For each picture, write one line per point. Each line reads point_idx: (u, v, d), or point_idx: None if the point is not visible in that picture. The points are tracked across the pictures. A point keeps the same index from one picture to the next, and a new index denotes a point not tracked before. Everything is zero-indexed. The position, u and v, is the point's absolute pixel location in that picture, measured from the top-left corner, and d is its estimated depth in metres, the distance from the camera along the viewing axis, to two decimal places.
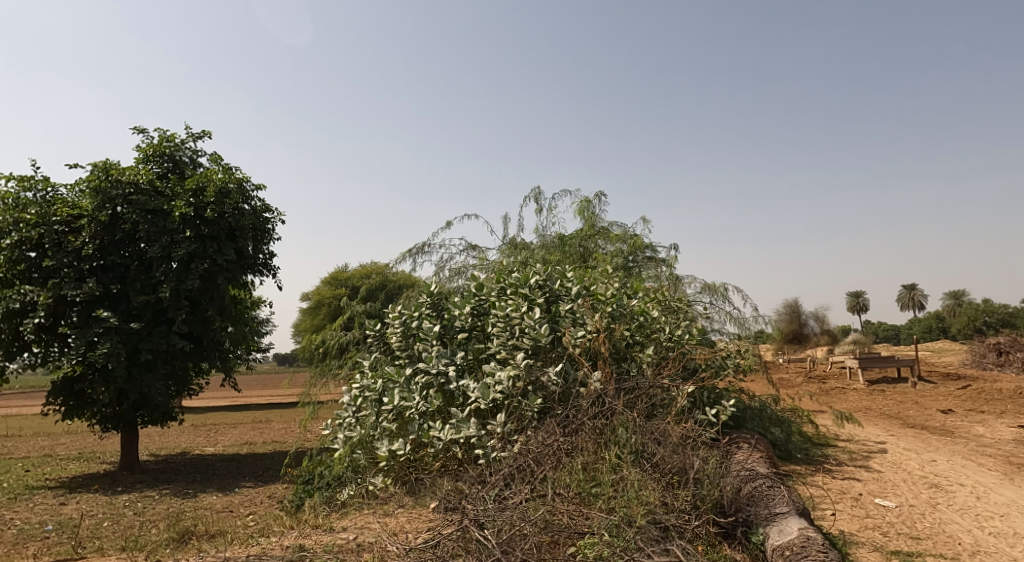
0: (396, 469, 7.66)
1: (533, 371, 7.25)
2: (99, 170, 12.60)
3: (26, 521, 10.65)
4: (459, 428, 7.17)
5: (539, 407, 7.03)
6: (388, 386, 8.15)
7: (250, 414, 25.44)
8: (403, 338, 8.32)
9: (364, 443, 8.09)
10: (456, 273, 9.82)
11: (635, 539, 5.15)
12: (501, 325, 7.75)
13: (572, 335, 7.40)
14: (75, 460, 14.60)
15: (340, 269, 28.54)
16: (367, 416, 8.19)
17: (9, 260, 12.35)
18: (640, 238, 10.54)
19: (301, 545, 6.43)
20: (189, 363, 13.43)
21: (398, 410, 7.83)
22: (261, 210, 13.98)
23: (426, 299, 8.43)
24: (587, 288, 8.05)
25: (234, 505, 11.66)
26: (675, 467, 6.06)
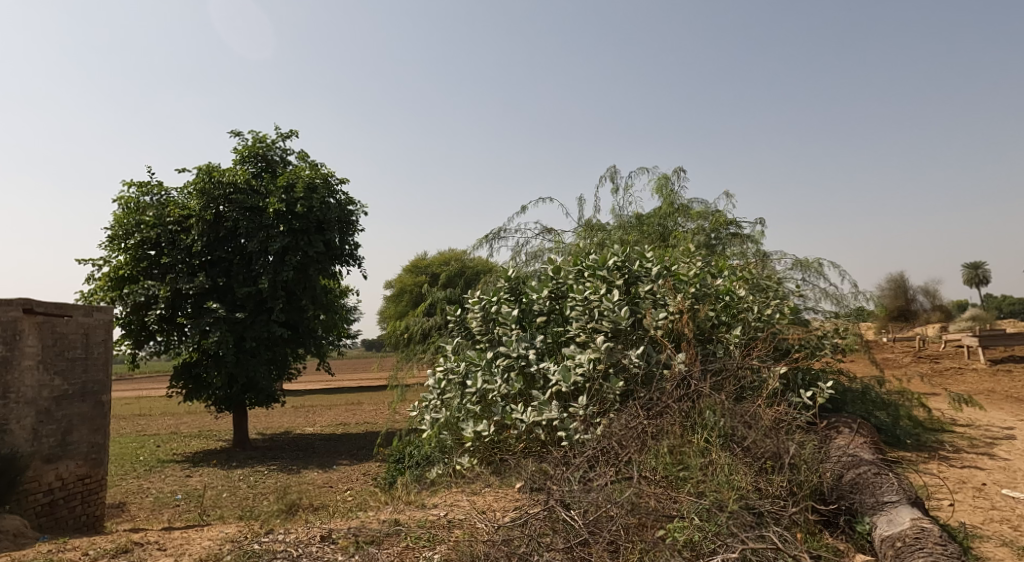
0: (481, 449, 8.31)
1: (614, 354, 7.63)
2: (203, 173, 13.89)
3: (160, 490, 12.01)
4: (542, 410, 7.72)
5: (621, 390, 7.40)
6: (470, 369, 8.74)
7: (344, 397, 26.95)
8: (483, 323, 8.93)
9: (450, 424, 8.79)
10: (534, 256, 10.35)
11: (727, 524, 5.20)
12: (580, 309, 8.19)
13: (655, 318, 7.72)
14: (196, 437, 16.12)
15: (418, 256, 29.69)
16: (452, 398, 8.84)
17: (132, 259, 13.70)
18: (722, 214, 10.70)
19: (397, 520, 7.01)
20: (288, 349, 14.61)
21: (482, 393, 8.46)
22: (345, 203, 14.92)
23: (504, 284, 8.98)
24: (668, 269, 8.39)
25: (334, 481, 12.70)
26: (768, 451, 5.99)
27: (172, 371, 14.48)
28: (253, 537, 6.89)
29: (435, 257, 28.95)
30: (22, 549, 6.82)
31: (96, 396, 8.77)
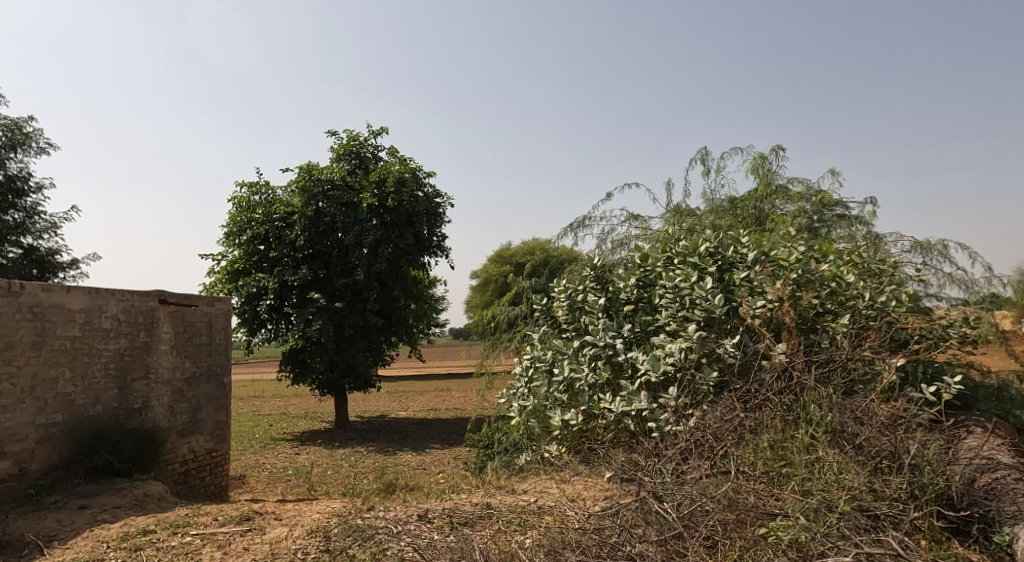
0: (569, 437, 8.41)
1: (708, 344, 7.12)
2: (304, 172, 14.85)
3: (273, 465, 13.09)
4: (631, 400, 7.53)
5: (715, 380, 6.95)
6: (557, 357, 8.94)
7: (434, 383, 28.00)
8: (569, 311, 9.04)
9: (537, 412, 8.96)
10: (620, 244, 10.61)
11: (838, 526, 4.42)
12: (670, 297, 7.67)
13: (751, 305, 7.01)
14: (302, 417, 17.35)
15: (504, 246, 30.24)
16: (540, 386, 9.03)
17: (245, 254, 14.85)
18: (827, 194, 10.19)
19: (489, 504, 6.81)
20: (383, 337, 15.49)
21: (569, 381, 8.62)
22: (433, 196, 15.52)
23: (590, 272, 8.97)
24: (766, 254, 7.54)
25: (427, 463, 13.43)
26: (883, 450, 5.11)
27: (281, 357, 15.57)
28: (356, 513, 6.80)
29: (519, 246, 29.50)
30: (168, 512, 6.85)
31: (219, 378, 9.70)
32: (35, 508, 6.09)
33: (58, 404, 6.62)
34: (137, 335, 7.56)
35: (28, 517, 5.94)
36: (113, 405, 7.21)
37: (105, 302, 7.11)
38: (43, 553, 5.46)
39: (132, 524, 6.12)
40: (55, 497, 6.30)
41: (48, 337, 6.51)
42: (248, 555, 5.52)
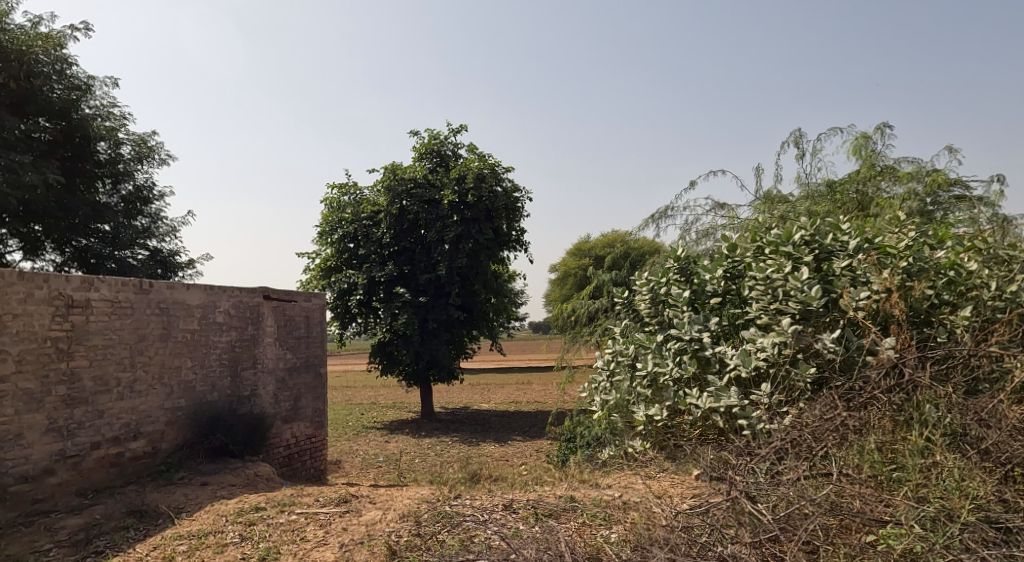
0: (654, 434, 7.11)
1: (804, 338, 5.88)
2: (389, 172, 15.51)
3: (366, 452, 13.79)
4: (719, 396, 6.30)
5: (813, 377, 5.78)
6: (640, 352, 7.46)
7: (514, 376, 28.51)
8: (651, 305, 7.52)
9: (621, 407, 7.62)
10: (705, 234, 10.20)
11: (961, 538, 3.98)
12: (761, 288, 6.23)
13: (853, 297, 5.71)
14: (391, 407, 18.11)
15: (583, 239, 30.43)
16: (622, 380, 7.69)
17: (337, 252, 15.72)
18: (941, 175, 8.26)
19: (572, 497, 6.13)
20: (465, 331, 15.96)
21: (652, 377, 7.14)
22: (511, 190, 15.80)
23: (673, 262, 7.40)
24: (871, 241, 6.08)
25: (510, 455, 13.79)
26: (1015, 456, 4.36)
27: (371, 349, 16.32)
28: (444, 500, 6.44)
29: (598, 239, 29.50)
30: (275, 492, 7.30)
31: (316, 368, 10.33)
32: (165, 483, 6.69)
33: (182, 391, 7.26)
34: (246, 329, 8.23)
35: (159, 490, 6.48)
36: (227, 391, 7.88)
37: (218, 298, 7.74)
38: (173, 524, 5.85)
39: (245, 500, 6.48)
40: (182, 475, 6.91)
41: (174, 330, 7.11)
42: (345, 535, 5.65)
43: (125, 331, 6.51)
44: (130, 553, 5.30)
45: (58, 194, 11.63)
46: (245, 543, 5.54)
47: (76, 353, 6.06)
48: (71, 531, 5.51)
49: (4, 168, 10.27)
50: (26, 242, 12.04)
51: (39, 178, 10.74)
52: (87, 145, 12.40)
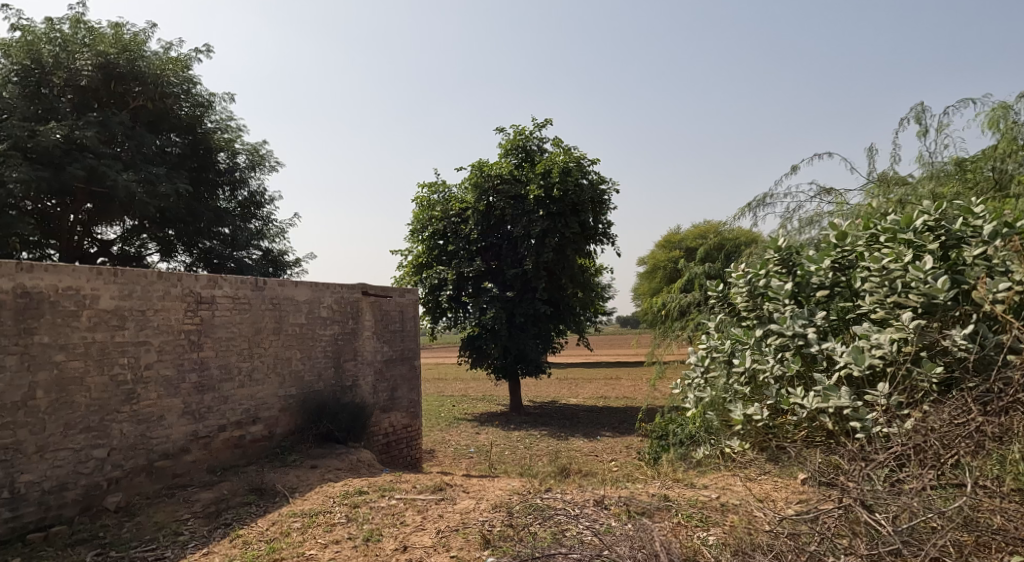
0: (753, 434, 6.82)
1: (928, 334, 5.46)
2: (476, 169, 15.89)
3: (458, 443, 14.26)
4: (827, 396, 5.94)
5: (940, 377, 5.34)
6: (737, 348, 7.25)
7: (602, 371, 28.55)
8: (749, 298, 7.14)
9: (716, 404, 7.36)
10: (808, 223, 8.92)
11: None
12: (875, 280, 5.89)
13: (989, 287, 5.21)
14: (481, 400, 18.59)
15: (673, 231, 30.01)
16: (718, 377, 7.41)
17: (428, 249, 16.32)
18: None
19: (667, 496, 6.08)
20: (552, 325, 16.16)
21: (751, 372, 6.89)
22: (598, 182, 15.61)
23: (773, 254, 6.92)
24: (1010, 223, 5.55)
25: (599, 450, 13.87)
26: None
27: (461, 343, 16.82)
28: (537, 492, 6.55)
29: (689, 230, 28.97)
30: (377, 477, 7.73)
31: (411, 360, 10.62)
32: (280, 465, 7.27)
33: (292, 380, 7.84)
34: (347, 323, 8.76)
35: (276, 471, 7.06)
36: (331, 381, 8.44)
37: (323, 295, 8.29)
38: (289, 502, 6.37)
39: (350, 484, 6.92)
40: (294, 457, 7.48)
41: (285, 324, 7.68)
42: (441, 521, 5.82)
43: (243, 324, 7.11)
44: (253, 526, 5.81)
45: (187, 202, 12.66)
46: (352, 523, 5.87)
47: (205, 345, 6.68)
48: (204, 504, 6.12)
49: (143, 180, 11.29)
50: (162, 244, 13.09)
51: (171, 189, 11.73)
52: (210, 155, 13.40)
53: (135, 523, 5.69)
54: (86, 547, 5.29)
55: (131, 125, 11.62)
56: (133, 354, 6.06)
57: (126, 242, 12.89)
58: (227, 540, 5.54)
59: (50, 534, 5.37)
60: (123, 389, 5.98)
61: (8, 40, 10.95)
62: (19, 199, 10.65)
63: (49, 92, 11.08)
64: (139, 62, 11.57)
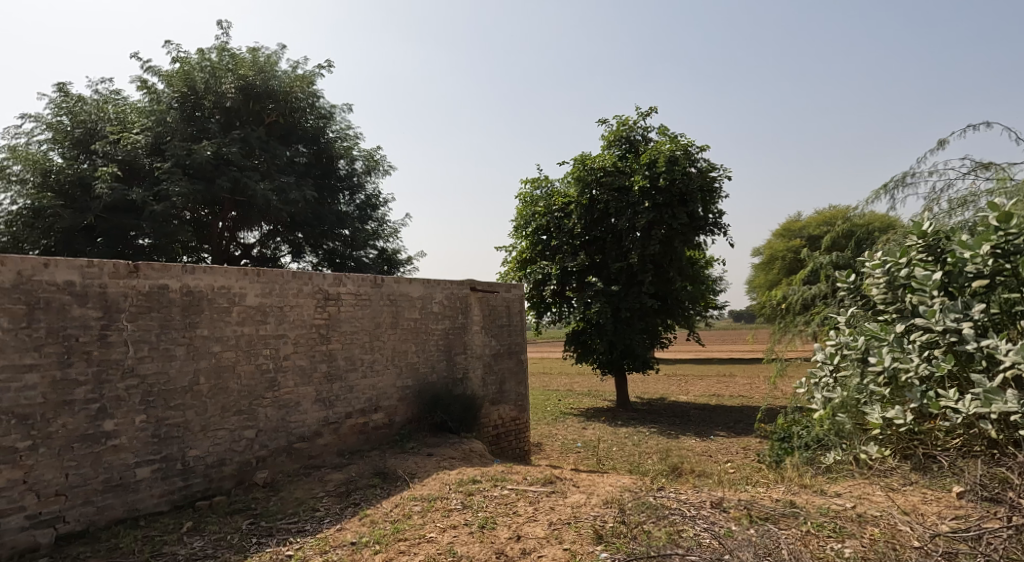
0: (895, 440, 6.48)
1: None
2: (579, 163, 15.91)
3: (565, 437, 14.46)
4: (989, 401, 5.55)
5: None
6: (872, 344, 6.78)
7: (715, 368, 27.89)
8: (888, 290, 6.75)
9: (847, 406, 6.87)
10: (962, 204, 7.62)
11: None
12: None
13: None
14: (587, 395, 18.73)
15: (793, 219, 28.80)
16: (850, 377, 6.94)
17: (531, 244, 16.63)
18: None
19: (792, 502, 5.81)
20: (659, 319, 16.17)
21: (893, 372, 6.47)
22: (707, 170, 15.19)
23: (917, 241, 6.37)
24: None
25: (713, 450, 13.38)
26: None
27: (566, 338, 17.05)
28: (649, 490, 6.58)
29: (811, 217, 27.67)
30: (488, 467, 8.03)
31: (517, 354, 10.81)
32: (400, 451, 7.74)
33: (408, 371, 8.30)
34: (457, 318, 9.15)
35: (397, 457, 7.53)
36: (443, 373, 8.86)
37: (434, 291, 8.71)
38: (409, 486, 6.79)
39: (464, 472, 7.27)
40: (412, 445, 7.93)
41: (401, 319, 8.14)
42: (553, 514, 6.02)
43: (365, 319, 7.62)
44: (379, 507, 6.26)
45: (313, 208, 13.65)
46: (467, 510, 6.21)
47: (333, 338, 7.24)
48: (336, 484, 6.65)
49: (278, 189, 12.28)
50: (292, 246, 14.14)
51: (301, 196, 12.73)
52: (333, 164, 14.42)
53: (280, 497, 6.28)
54: (242, 516, 5.90)
55: (266, 140, 12.67)
56: (273, 346, 6.66)
57: (264, 246, 13.91)
58: (356, 518, 6.01)
59: (213, 502, 6.02)
60: (267, 377, 6.59)
61: (169, 70, 12.12)
62: (180, 210, 11.71)
63: (202, 115, 12.34)
64: (273, 82, 12.62)
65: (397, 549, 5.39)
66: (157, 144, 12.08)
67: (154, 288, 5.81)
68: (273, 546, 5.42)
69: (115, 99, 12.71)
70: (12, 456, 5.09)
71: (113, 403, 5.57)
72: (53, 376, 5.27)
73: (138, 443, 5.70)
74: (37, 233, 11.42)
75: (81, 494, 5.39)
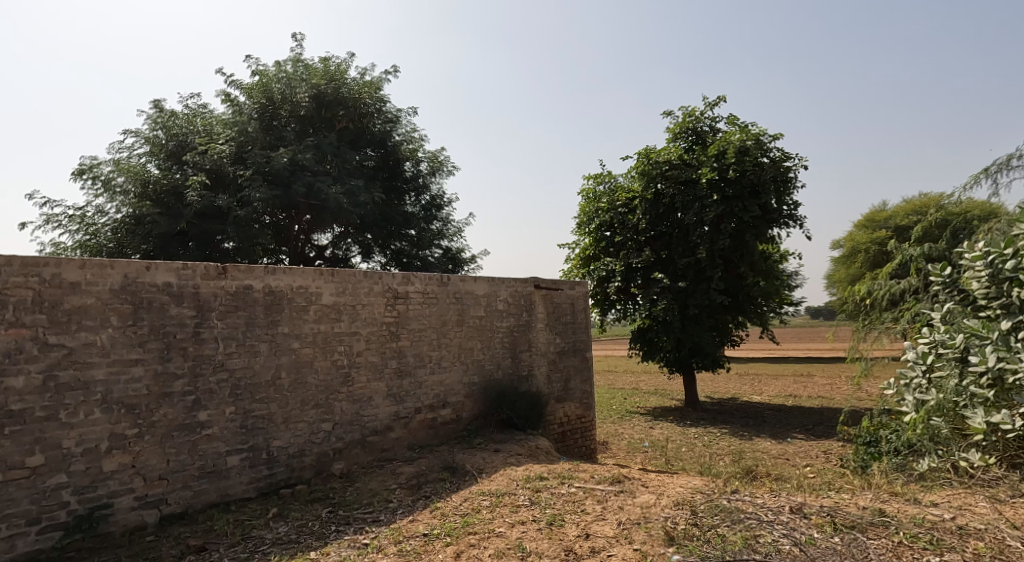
0: (1002, 447, 6.10)
1: None
2: (643, 157, 15.77)
3: (632, 436, 14.39)
4: None
5: None
6: (972, 341, 6.64)
7: (791, 367, 27.10)
8: (990, 285, 6.60)
9: (944, 408, 6.70)
10: None
11: None
12: None
13: None
14: (654, 394, 18.57)
15: (877, 210, 27.63)
16: (947, 378, 6.80)
17: (594, 241, 16.61)
18: None
19: (881, 509, 5.61)
20: (730, 316, 15.79)
21: (997, 373, 6.23)
22: (780, 159, 14.67)
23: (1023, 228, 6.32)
24: None
25: (790, 454, 12.65)
26: None
27: (631, 335, 16.95)
28: (722, 493, 6.47)
29: (898, 207, 26.43)
30: (555, 464, 8.10)
31: (582, 352, 10.82)
32: (467, 446, 7.90)
33: (475, 368, 8.47)
34: (521, 315, 9.26)
35: (465, 452, 7.69)
36: (509, 370, 9.00)
37: (499, 289, 8.85)
38: (478, 481, 6.94)
39: (531, 469, 7.37)
40: (479, 440, 8.08)
41: (467, 317, 8.31)
42: (621, 514, 6.06)
43: (433, 316, 7.82)
44: (449, 500, 6.44)
45: (381, 209, 14.06)
46: (535, 506, 6.31)
47: (402, 335, 7.47)
48: (408, 476, 6.87)
49: (348, 192, 12.69)
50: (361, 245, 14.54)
51: (370, 199, 13.08)
52: (399, 166, 14.72)
53: (355, 488, 6.53)
54: (321, 504, 6.16)
55: (337, 145, 13.15)
56: (347, 343, 6.92)
57: (336, 247, 14.35)
58: (427, 510, 6.20)
59: (295, 490, 6.32)
60: (342, 372, 6.86)
61: (248, 83, 12.67)
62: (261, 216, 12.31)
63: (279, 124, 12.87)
64: (343, 89, 13.13)
65: (468, 541, 5.55)
66: (240, 153, 12.49)
67: (239, 288, 6.13)
68: (350, 534, 5.66)
69: (203, 112, 13.30)
70: (122, 442, 5.48)
71: (207, 396, 5.92)
72: (154, 369, 5.64)
73: (228, 433, 6.04)
74: (139, 239, 12.07)
75: (180, 479, 5.77)
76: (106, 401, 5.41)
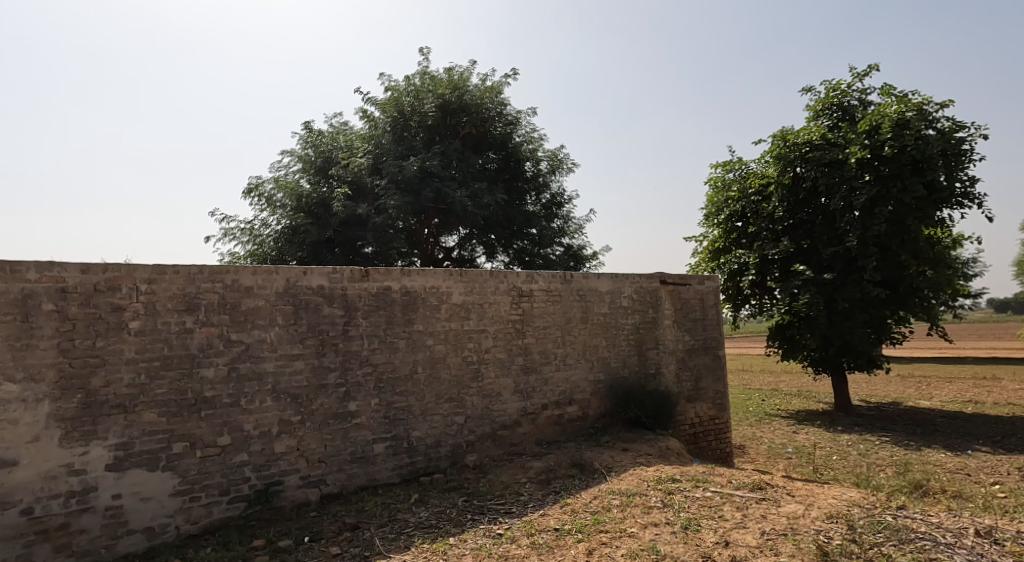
0: None
1: None
2: (779, 140, 15.11)
3: (773, 440, 13.82)
4: None
5: None
6: None
7: (966, 369, 24.68)
8: None
9: None
10: None
11: None
12: None
13: None
14: (795, 396, 17.72)
15: None
16: None
17: (725, 232, 16.17)
18: None
19: None
20: (889, 310, 14.54)
21: None
22: (950, 132, 13.42)
23: None
24: None
25: (972, 468, 11.26)
26: None
27: (768, 332, 16.30)
28: (883, 508, 6.04)
29: None
30: (686, 466, 7.94)
31: (714, 350, 10.49)
32: (594, 444, 7.93)
33: (600, 365, 8.50)
34: (646, 312, 9.16)
35: (592, 449, 7.73)
36: (635, 367, 8.94)
37: (622, 285, 8.82)
38: (607, 480, 6.96)
39: (662, 470, 7.28)
40: (606, 439, 8.08)
41: (590, 313, 8.36)
42: (764, 522, 5.87)
43: (557, 314, 7.93)
44: (579, 497, 6.51)
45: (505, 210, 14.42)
46: (668, 509, 6.25)
47: (527, 333, 7.62)
48: (537, 471, 7.01)
49: (472, 195, 13.09)
50: (485, 244, 14.92)
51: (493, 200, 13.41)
52: (521, 167, 14.93)
53: (488, 480, 6.74)
54: (457, 493, 6.43)
55: (462, 150, 13.58)
56: (476, 340, 7.17)
57: (462, 248, 14.88)
58: (557, 505, 6.31)
59: (433, 478, 6.63)
60: (472, 367, 7.11)
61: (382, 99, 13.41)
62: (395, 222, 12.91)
63: (410, 136, 13.48)
64: (466, 96, 13.49)
65: (599, 539, 5.60)
66: (376, 164, 13.31)
67: (380, 288, 6.52)
68: (485, 523, 5.87)
69: (346, 130, 14.20)
70: (290, 428, 5.98)
71: (355, 388, 6.33)
72: (313, 363, 6.11)
73: (374, 423, 6.43)
74: (295, 248, 13.03)
75: (336, 462, 6.22)
76: (276, 391, 5.93)
